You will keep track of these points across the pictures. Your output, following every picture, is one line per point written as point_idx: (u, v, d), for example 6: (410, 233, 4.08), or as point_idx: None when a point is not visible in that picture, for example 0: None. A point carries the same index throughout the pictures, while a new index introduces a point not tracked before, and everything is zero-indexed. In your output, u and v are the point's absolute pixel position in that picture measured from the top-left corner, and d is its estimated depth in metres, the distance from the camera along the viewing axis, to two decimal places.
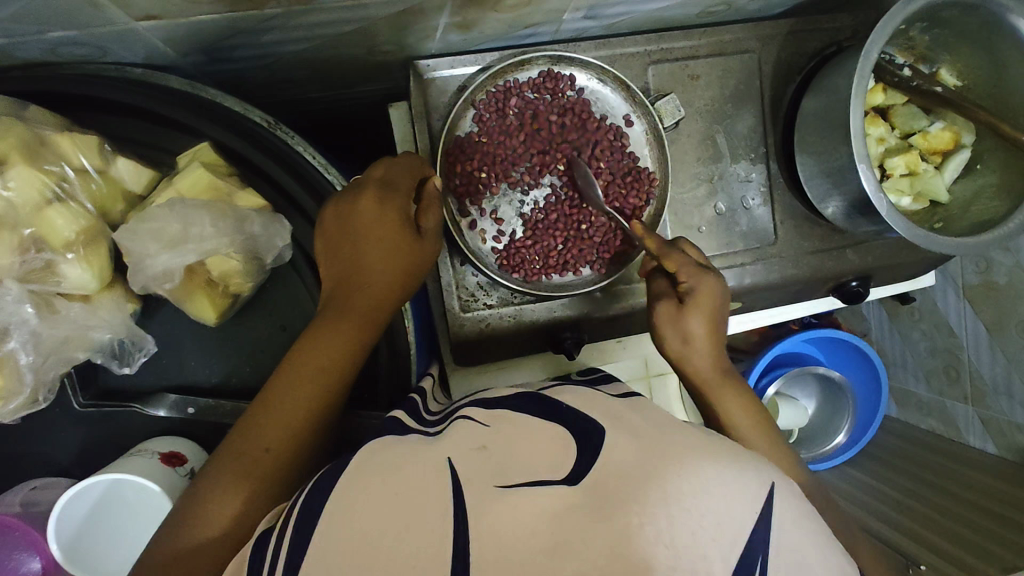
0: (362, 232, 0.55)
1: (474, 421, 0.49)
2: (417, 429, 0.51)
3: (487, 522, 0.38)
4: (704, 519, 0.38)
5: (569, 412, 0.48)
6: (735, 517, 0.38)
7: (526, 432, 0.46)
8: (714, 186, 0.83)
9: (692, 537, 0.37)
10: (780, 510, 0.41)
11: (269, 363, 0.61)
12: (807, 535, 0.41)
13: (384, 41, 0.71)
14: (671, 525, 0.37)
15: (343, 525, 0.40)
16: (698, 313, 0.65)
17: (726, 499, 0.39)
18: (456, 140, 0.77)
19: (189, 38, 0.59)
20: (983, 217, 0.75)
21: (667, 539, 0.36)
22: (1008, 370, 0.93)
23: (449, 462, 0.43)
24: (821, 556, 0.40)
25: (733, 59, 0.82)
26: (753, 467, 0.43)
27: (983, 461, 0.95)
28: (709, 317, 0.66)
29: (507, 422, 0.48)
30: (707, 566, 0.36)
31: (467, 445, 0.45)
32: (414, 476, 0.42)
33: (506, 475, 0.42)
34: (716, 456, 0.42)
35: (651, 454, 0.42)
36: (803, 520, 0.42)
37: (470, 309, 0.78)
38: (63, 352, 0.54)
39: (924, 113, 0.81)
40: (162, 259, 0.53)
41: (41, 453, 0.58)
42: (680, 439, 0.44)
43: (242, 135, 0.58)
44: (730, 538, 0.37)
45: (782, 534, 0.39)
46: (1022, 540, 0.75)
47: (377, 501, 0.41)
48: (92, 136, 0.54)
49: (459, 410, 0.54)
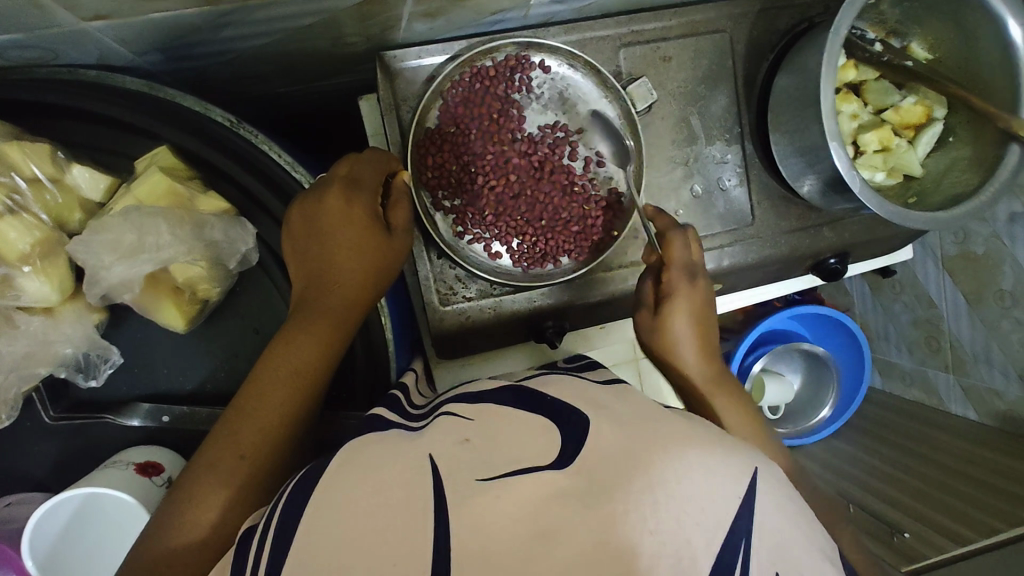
0: (327, 233, 0.54)
1: (457, 415, 0.49)
2: (399, 425, 0.51)
3: (472, 513, 0.38)
4: (688, 505, 0.38)
5: (553, 403, 0.48)
6: (719, 503, 0.39)
7: (506, 423, 0.46)
8: (690, 169, 0.82)
9: (676, 522, 0.37)
10: (764, 495, 0.41)
11: (245, 366, 0.60)
12: (788, 516, 0.41)
13: (349, 33, 0.69)
14: (656, 511, 0.37)
15: (329, 514, 0.40)
16: (683, 319, 0.65)
17: (711, 485, 0.39)
18: (426, 132, 0.76)
19: (142, 38, 0.57)
20: (955, 193, 0.75)
21: (651, 526, 0.37)
22: (987, 339, 0.94)
23: (429, 456, 0.43)
24: (806, 535, 0.41)
25: (705, 39, 0.81)
26: (734, 453, 0.43)
27: (963, 428, 0.97)
28: (693, 317, 0.65)
29: (487, 414, 0.48)
30: (692, 552, 0.37)
31: (450, 439, 0.45)
32: (394, 472, 0.42)
33: (487, 467, 0.42)
34: (701, 443, 0.42)
35: (631, 440, 0.42)
36: (786, 501, 0.42)
37: (449, 302, 0.77)
38: (24, 368, 0.53)
39: (896, 88, 0.81)
40: (117, 270, 0.52)
41: (14, 469, 0.57)
42: (664, 423, 0.44)
43: (202, 136, 0.57)
44: (714, 522, 0.38)
45: (764, 517, 0.40)
46: (1003, 505, 0.77)
47: (364, 500, 0.40)
48: (44, 144, 0.52)
49: (443, 404, 0.54)
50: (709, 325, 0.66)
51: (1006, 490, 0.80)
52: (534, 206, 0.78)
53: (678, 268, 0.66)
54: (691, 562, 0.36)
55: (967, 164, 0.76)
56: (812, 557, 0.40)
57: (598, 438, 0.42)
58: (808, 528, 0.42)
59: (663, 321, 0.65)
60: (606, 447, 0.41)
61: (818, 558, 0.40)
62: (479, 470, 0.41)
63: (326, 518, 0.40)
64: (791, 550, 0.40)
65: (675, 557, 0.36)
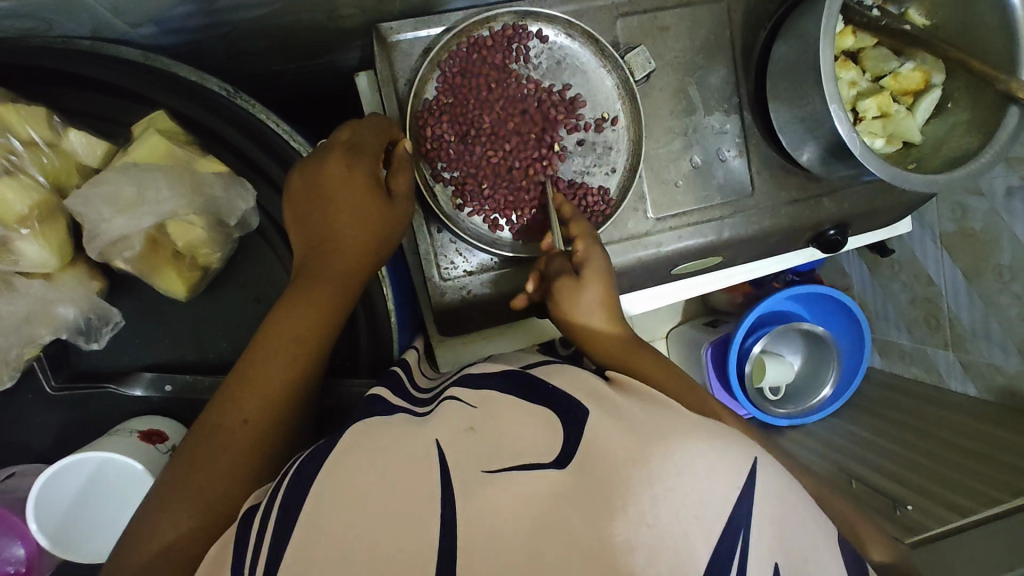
0: (330, 196, 0.54)
1: (462, 403, 0.49)
2: (403, 408, 0.51)
3: (480, 503, 0.39)
4: (686, 498, 0.38)
5: (553, 391, 0.48)
6: (717, 494, 0.39)
7: (512, 412, 0.46)
8: (689, 139, 0.82)
9: (674, 515, 0.37)
10: (764, 483, 0.41)
11: (245, 336, 0.60)
12: (790, 499, 0.41)
13: (345, 4, 0.69)
14: (654, 505, 0.38)
15: (331, 506, 0.40)
16: (593, 283, 0.61)
17: (709, 476, 0.39)
18: (424, 104, 0.75)
19: (137, 7, 0.57)
20: (956, 154, 0.75)
21: (649, 520, 0.37)
22: (985, 314, 0.94)
23: (436, 443, 0.43)
24: (808, 526, 0.41)
25: (702, 9, 0.81)
26: (733, 442, 0.43)
27: (963, 404, 0.98)
28: (603, 288, 0.61)
29: (493, 401, 0.48)
30: (688, 545, 0.37)
31: (456, 426, 0.45)
32: (396, 459, 0.42)
33: (493, 458, 0.42)
34: (700, 433, 0.42)
35: (634, 431, 0.42)
36: (786, 490, 0.42)
37: (449, 277, 0.77)
38: (25, 330, 0.52)
39: (894, 55, 0.81)
40: (118, 224, 0.51)
41: (17, 440, 0.57)
42: (668, 412, 0.44)
43: (199, 102, 0.56)
44: (712, 514, 0.38)
45: (764, 505, 0.39)
46: (1004, 477, 0.77)
47: (364, 495, 0.40)
48: (41, 108, 0.53)
49: (447, 390, 0.54)
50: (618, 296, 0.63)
51: (1007, 463, 0.80)
52: (534, 175, 0.77)
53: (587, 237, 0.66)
54: (688, 555, 0.37)
55: (967, 127, 0.76)
56: (814, 546, 0.40)
57: (599, 430, 0.42)
58: (810, 507, 0.43)
59: (576, 289, 0.61)
60: (606, 440, 0.41)
61: (819, 547, 0.40)
62: (485, 461, 0.42)
63: (329, 510, 0.40)
64: (791, 538, 0.39)
65: (672, 549, 0.37)
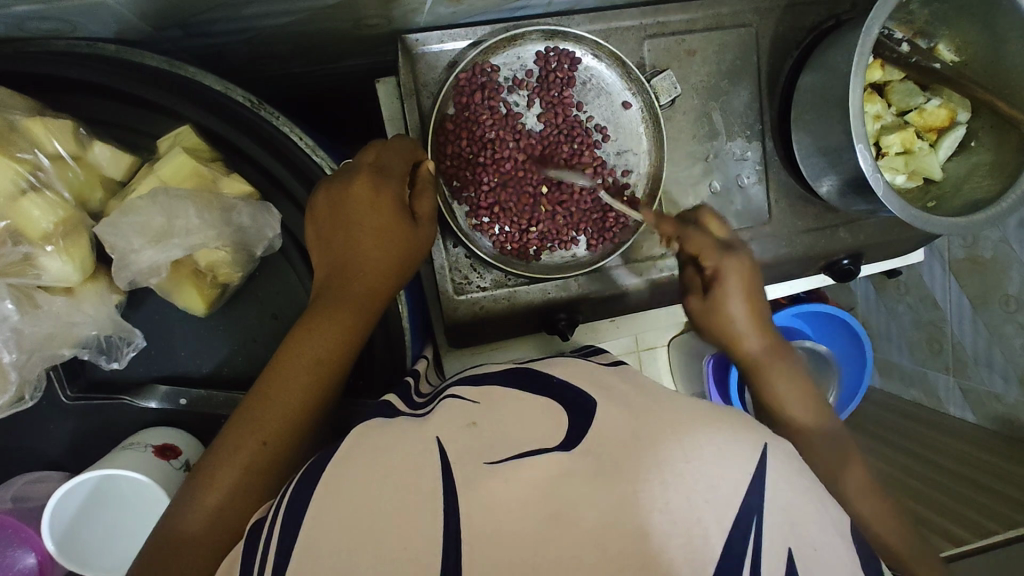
0: (357, 221, 0.54)
1: (463, 399, 0.48)
2: (404, 412, 0.50)
3: (485, 496, 0.38)
4: (696, 484, 0.38)
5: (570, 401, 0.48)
6: (729, 480, 0.39)
7: (511, 405, 0.46)
8: (710, 165, 0.82)
9: (685, 501, 0.38)
10: (773, 473, 0.41)
11: (263, 351, 0.60)
12: (802, 501, 0.41)
13: (371, 15, 0.68)
14: (665, 491, 0.38)
15: (340, 503, 0.40)
16: (733, 295, 0.65)
17: (718, 462, 0.40)
18: (447, 118, 0.75)
19: (163, 13, 0.57)
20: (977, 195, 0.74)
21: (662, 507, 0.37)
22: (989, 344, 0.94)
23: (437, 440, 0.42)
24: (819, 513, 0.41)
25: (730, 34, 0.80)
26: (744, 431, 0.43)
27: (963, 431, 0.98)
28: (750, 300, 0.66)
29: (492, 397, 0.47)
30: (702, 529, 0.37)
31: (457, 421, 0.44)
32: (404, 454, 0.42)
33: (495, 449, 0.41)
34: (708, 421, 0.43)
35: (636, 425, 0.42)
36: (794, 480, 0.42)
37: (463, 292, 0.77)
38: (47, 349, 0.53)
39: (920, 90, 0.80)
40: (148, 255, 0.51)
41: (31, 446, 0.57)
42: (672, 405, 0.44)
43: (225, 119, 0.56)
44: (724, 499, 0.38)
45: (775, 493, 0.40)
46: (1008, 512, 0.77)
47: (380, 482, 0.40)
48: (67, 120, 0.53)
49: (447, 390, 0.53)
50: (761, 297, 0.67)
51: (1008, 496, 0.80)
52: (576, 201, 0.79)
53: (715, 244, 0.67)
54: (702, 540, 0.37)
55: (989, 169, 0.76)
56: (829, 540, 0.40)
57: (605, 423, 0.42)
58: (821, 505, 0.42)
59: (720, 303, 0.65)
60: (614, 430, 0.41)
61: (827, 536, 0.40)
62: (486, 452, 0.41)
63: (335, 516, 0.39)
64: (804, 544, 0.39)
65: (687, 536, 0.36)
